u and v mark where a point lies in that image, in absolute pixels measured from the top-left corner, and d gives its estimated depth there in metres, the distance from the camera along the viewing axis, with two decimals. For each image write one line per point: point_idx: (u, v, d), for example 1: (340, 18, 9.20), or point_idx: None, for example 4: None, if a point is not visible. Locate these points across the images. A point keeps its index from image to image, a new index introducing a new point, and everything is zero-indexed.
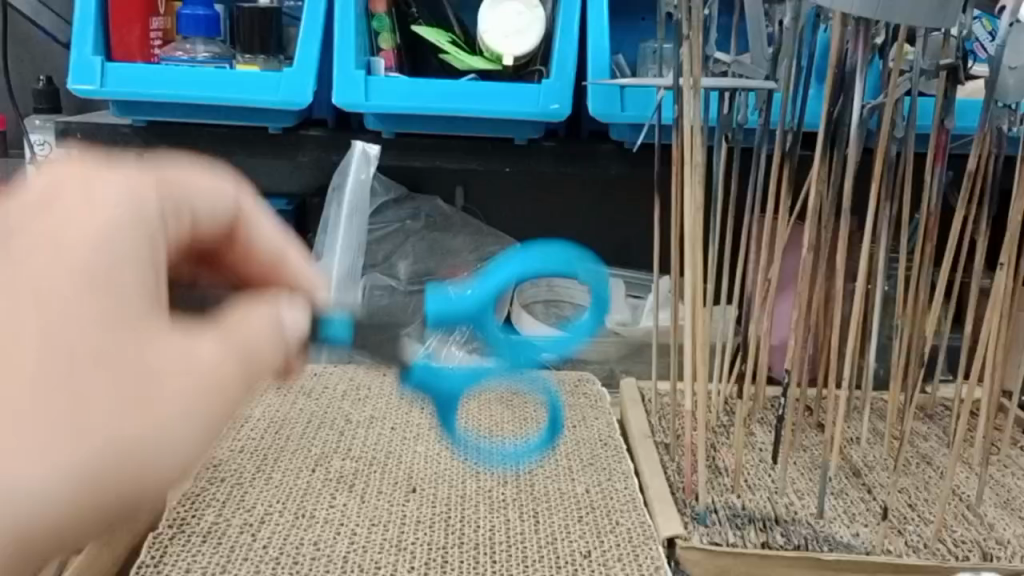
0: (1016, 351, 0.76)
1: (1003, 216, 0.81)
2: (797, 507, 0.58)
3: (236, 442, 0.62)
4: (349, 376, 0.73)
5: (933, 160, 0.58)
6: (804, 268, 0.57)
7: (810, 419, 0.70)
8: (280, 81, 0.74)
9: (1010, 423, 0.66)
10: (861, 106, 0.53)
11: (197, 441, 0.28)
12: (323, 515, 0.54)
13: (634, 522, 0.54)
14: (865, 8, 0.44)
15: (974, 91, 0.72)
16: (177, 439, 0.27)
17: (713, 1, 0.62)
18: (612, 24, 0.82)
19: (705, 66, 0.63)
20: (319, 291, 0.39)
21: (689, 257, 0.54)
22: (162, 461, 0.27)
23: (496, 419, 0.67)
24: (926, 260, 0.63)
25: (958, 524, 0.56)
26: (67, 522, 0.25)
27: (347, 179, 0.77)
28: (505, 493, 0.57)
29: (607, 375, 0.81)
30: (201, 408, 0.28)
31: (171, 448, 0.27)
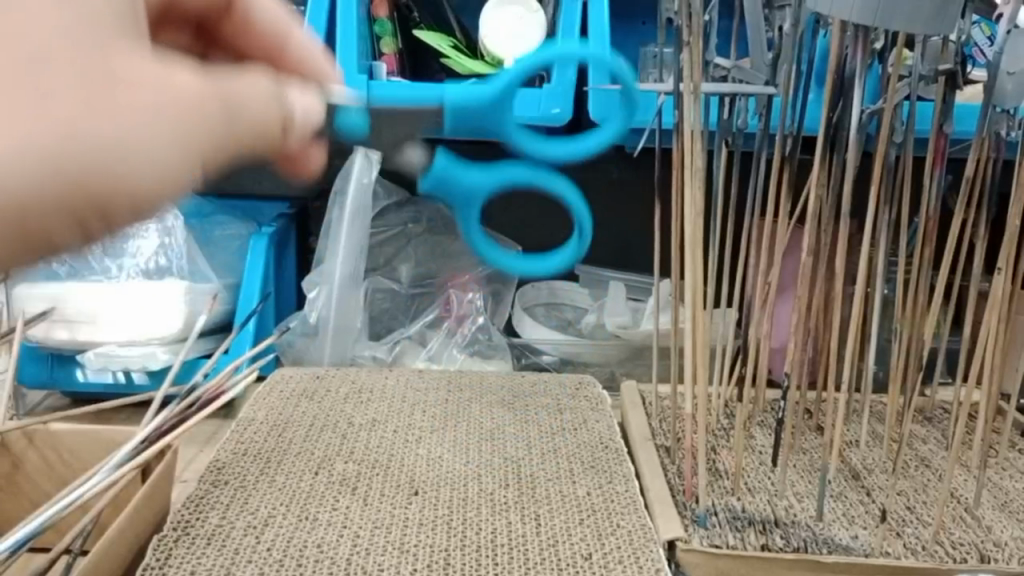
0: (1015, 354, 0.76)
1: (1002, 219, 0.81)
2: (797, 510, 0.58)
3: (239, 445, 0.62)
4: (351, 379, 0.74)
5: (932, 164, 0.58)
6: (803, 272, 0.57)
7: (810, 422, 0.71)
8: None
9: (1008, 426, 0.66)
10: (860, 112, 0.53)
11: (174, 165, 0.26)
12: (326, 518, 0.54)
13: (635, 525, 0.54)
14: (863, 16, 0.44)
15: (973, 95, 0.73)
16: (150, 154, 0.26)
17: (713, 7, 0.62)
18: (613, 28, 0.82)
19: (706, 71, 0.64)
20: (325, 74, 0.42)
21: (689, 260, 0.54)
22: (139, 176, 0.26)
23: (497, 421, 0.68)
24: (924, 263, 0.63)
25: (956, 526, 0.57)
26: (44, 219, 0.24)
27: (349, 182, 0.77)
28: (507, 495, 0.58)
29: (608, 378, 0.82)
30: (183, 142, 0.27)
31: (150, 161, 0.26)
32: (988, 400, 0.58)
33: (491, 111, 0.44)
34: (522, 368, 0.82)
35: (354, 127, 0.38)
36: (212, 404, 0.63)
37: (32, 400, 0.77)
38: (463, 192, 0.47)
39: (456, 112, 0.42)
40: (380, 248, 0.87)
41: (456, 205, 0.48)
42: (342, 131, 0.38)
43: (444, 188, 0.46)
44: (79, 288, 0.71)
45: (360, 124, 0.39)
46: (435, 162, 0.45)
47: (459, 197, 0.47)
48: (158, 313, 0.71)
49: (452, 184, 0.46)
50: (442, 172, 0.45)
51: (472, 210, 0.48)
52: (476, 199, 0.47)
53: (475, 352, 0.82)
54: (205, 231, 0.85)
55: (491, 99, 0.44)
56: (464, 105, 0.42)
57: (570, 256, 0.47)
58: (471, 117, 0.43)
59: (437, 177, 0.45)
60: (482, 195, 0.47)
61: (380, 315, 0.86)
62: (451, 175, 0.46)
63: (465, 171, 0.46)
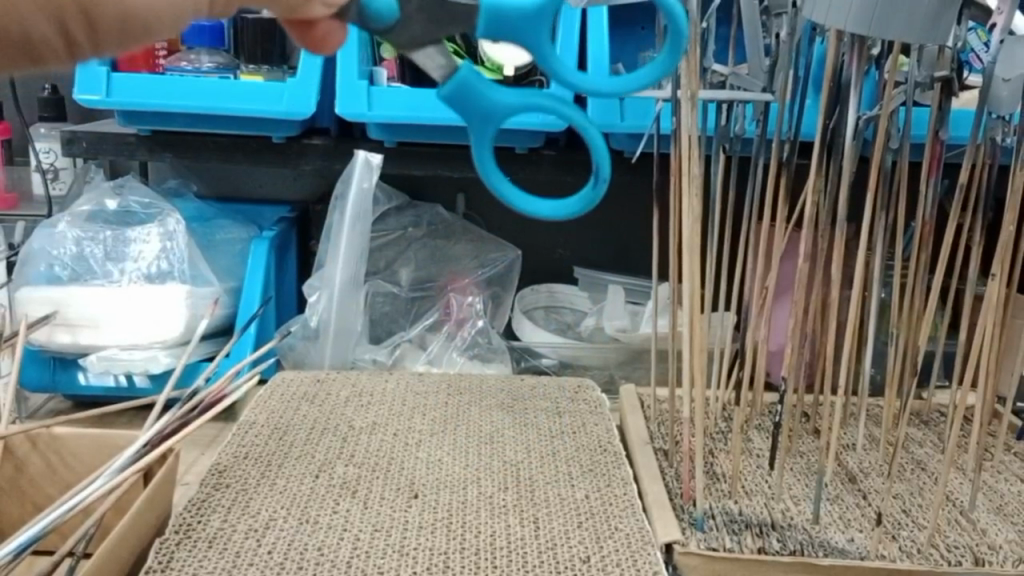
0: (1010, 357, 0.77)
1: (998, 223, 0.82)
2: (793, 513, 0.59)
3: (240, 448, 0.63)
4: (352, 383, 0.74)
5: (928, 170, 0.58)
6: (800, 278, 0.58)
7: (808, 425, 0.72)
8: (283, 91, 0.75)
9: (1003, 429, 0.67)
10: (856, 119, 0.54)
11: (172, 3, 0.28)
12: (326, 521, 0.55)
13: (633, 528, 0.54)
14: (859, 25, 0.44)
15: (970, 100, 0.73)
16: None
17: (711, 14, 0.63)
18: (612, 33, 0.82)
19: (704, 78, 0.64)
20: None
21: (687, 266, 0.55)
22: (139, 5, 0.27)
23: (497, 424, 0.68)
24: (920, 267, 0.64)
25: (952, 529, 0.57)
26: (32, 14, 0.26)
27: (350, 186, 0.78)
28: (505, 499, 0.58)
29: (607, 381, 0.82)
30: None
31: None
32: (984, 404, 0.58)
33: (531, 24, 0.38)
34: (521, 371, 0.83)
35: (376, 10, 0.35)
36: (212, 408, 0.63)
37: (33, 403, 0.78)
38: (483, 109, 0.39)
39: (490, 20, 0.37)
40: (381, 251, 0.87)
41: (470, 119, 0.39)
42: (363, 10, 0.35)
43: (461, 100, 0.39)
44: (81, 291, 0.71)
45: (386, 9, 0.36)
46: (457, 69, 0.38)
47: (477, 115, 0.39)
48: (159, 317, 0.72)
49: (470, 99, 0.39)
50: (462, 84, 0.39)
51: (489, 128, 0.40)
52: (496, 121, 0.40)
53: (475, 355, 0.83)
54: (206, 235, 0.84)
55: (534, 10, 0.37)
56: (501, 13, 0.37)
57: (581, 201, 0.38)
58: (506, 32, 0.38)
59: (456, 87, 0.39)
60: (503, 117, 0.40)
61: (381, 317, 0.86)
62: (472, 88, 0.39)
63: (489, 86, 0.39)
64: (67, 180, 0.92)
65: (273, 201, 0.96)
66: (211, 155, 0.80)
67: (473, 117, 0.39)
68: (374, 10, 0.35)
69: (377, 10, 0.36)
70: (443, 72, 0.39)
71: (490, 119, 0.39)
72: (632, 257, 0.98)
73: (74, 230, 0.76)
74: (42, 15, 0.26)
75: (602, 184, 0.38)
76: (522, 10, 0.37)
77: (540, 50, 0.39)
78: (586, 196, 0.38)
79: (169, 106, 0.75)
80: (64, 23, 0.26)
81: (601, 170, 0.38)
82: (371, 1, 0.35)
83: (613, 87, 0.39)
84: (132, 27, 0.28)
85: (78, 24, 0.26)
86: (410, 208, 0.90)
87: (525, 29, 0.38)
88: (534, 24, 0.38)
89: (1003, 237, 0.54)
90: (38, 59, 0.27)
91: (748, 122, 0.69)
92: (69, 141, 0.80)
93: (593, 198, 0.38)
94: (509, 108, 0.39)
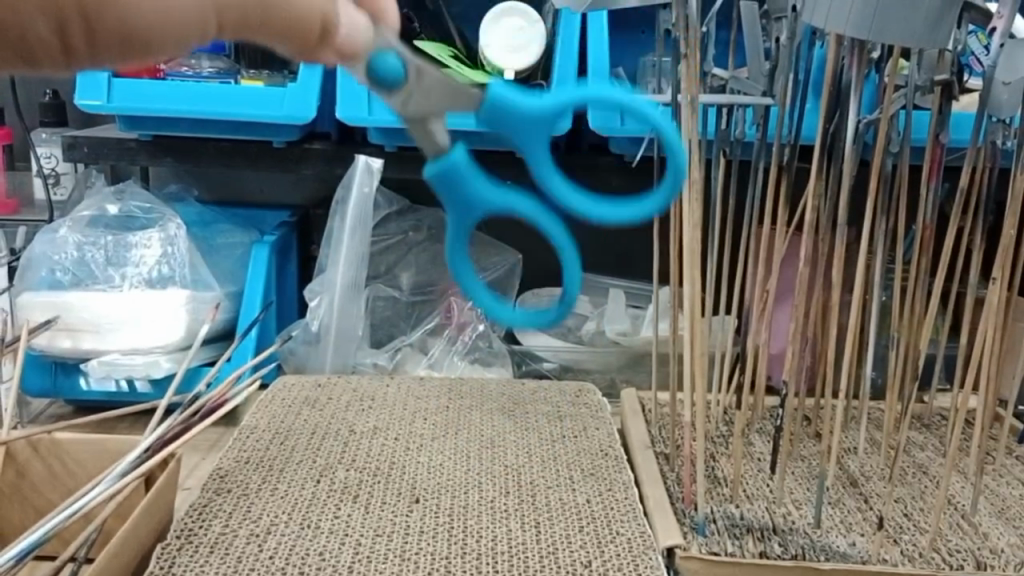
0: (1011, 360, 0.77)
1: (999, 226, 0.82)
2: (795, 517, 0.59)
3: (242, 453, 0.63)
4: (352, 387, 0.74)
5: (929, 173, 0.58)
6: (801, 281, 0.58)
7: (808, 429, 0.72)
8: (283, 96, 0.75)
9: (1004, 432, 0.67)
10: (856, 122, 0.54)
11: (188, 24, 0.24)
12: (328, 526, 0.55)
13: (635, 532, 0.54)
14: (858, 30, 0.44)
15: (970, 104, 0.73)
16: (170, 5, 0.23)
17: (711, 19, 0.63)
18: (613, 38, 0.83)
19: (704, 82, 0.64)
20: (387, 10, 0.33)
21: (688, 270, 0.54)
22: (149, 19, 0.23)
23: (499, 429, 0.68)
24: (921, 270, 0.63)
25: (954, 533, 0.57)
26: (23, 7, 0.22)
27: (351, 191, 0.78)
28: (507, 503, 0.58)
29: (608, 385, 0.83)
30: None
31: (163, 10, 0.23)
32: (985, 407, 0.58)
33: (530, 126, 0.38)
34: (522, 375, 0.84)
35: (386, 76, 0.33)
36: (213, 413, 0.63)
37: (35, 409, 0.78)
38: (463, 198, 0.38)
39: (492, 111, 0.38)
40: (381, 255, 0.88)
41: (447, 202, 0.39)
42: (373, 76, 0.32)
43: (443, 184, 0.38)
44: (83, 297, 0.71)
45: (396, 75, 0.33)
46: (450, 149, 0.37)
47: (456, 202, 0.38)
48: (161, 322, 0.72)
49: (454, 184, 0.38)
50: (450, 167, 0.37)
51: (464, 216, 0.39)
52: (472, 212, 0.39)
53: (476, 359, 0.83)
54: (207, 240, 0.84)
55: (537, 111, 0.38)
56: (503, 108, 0.38)
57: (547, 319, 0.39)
58: (504, 127, 0.39)
59: (443, 168, 0.37)
60: (481, 210, 0.39)
61: (382, 322, 0.86)
62: (457, 175, 0.37)
63: (476, 175, 0.38)
64: (69, 185, 0.92)
65: (274, 205, 0.96)
66: (212, 160, 0.80)
67: (451, 203, 0.38)
68: (386, 76, 0.33)
69: (386, 74, 0.33)
70: (432, 147, 0.37)
71: (469, 209, 0.39)
72: (633, 260, 0.99)
73: (75, 235, 0.76)
74: (39, 13, 0.22)
75: (568, 305, 0.39)
76: (527, 109, 0.38)
77: (533, 153, 0.39)
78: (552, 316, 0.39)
79: (169, 111, 0.75)
80: (62, 24, 0.22)
81: (571, 291, 0.39)
82: (380, 66, 0.32)
83: (601, 212, 0.38)
84: (137, 42, 0.23)
85: (77, 28, 0.23)
86: (410, 212, 0.91)
87: (525, 127, 0.38)
88: (534, 126, 0.38)
89: (1004, 241, 0.54)
90: (29, 58, 0.23)
91: (748, 126, 0.70)
92: (70, 146, 0.80)
93: (556, 316, 0.39)
94: (490, 203, 0.39)
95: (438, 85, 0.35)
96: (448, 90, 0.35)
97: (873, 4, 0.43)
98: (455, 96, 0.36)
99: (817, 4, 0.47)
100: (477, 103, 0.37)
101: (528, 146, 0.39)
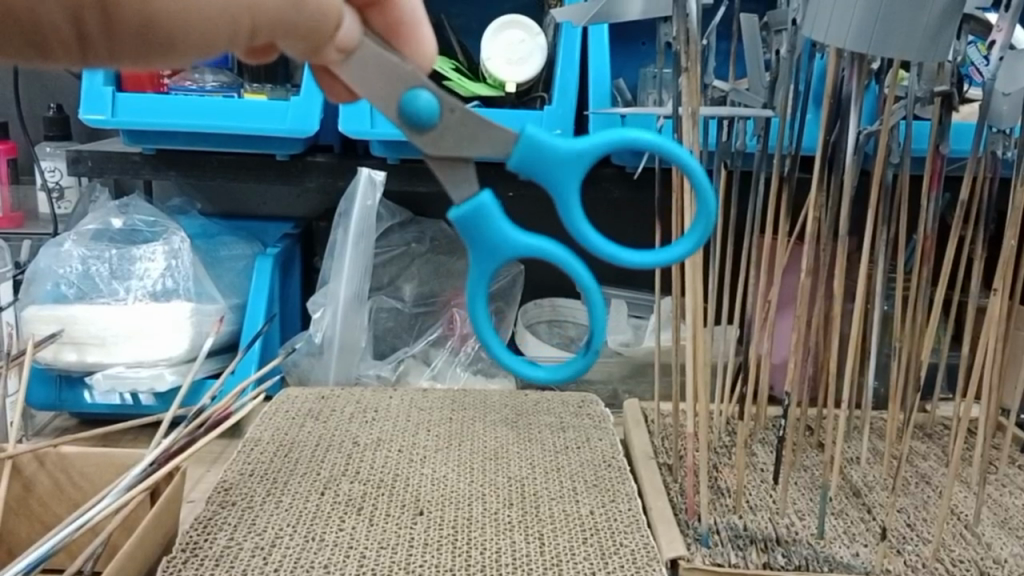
0: (1013, 370, 0.77)
1: (999, 236, 0.82)
2: (798, 528, 0.59)
3: (247, 466, 0.63)
4: (356, 399, 0.75)
5: (930, 184, 0.58)
6: (803, 292, 0.58)
7: (811, 439, 0.72)
8: (287, 109, 0.75)
9: (1006, 442, 0.67)
10: (858, 134, 0.54)
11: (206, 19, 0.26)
12: (333, 539, 0.55)
13: (638, 544, 0.54)
14: (858, 43, 0.45)
15: (969, 114, 0.74)
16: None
17: (711, 30, 0.63)
18: (613, 50, 0.83)
19: (705, 94, 0.65)
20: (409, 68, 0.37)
21: (690, 282, 0.55)
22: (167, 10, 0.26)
23: (502, 440, 0.68)
24: (923, 281, 0.64)
25: (956, 543, 0.57)
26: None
27: (353, 204, 0.78)
28: (511, 515, 0.58)
29: (610, 395, 0.83)
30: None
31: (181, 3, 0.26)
32: (988, 417, 0.58)
33: (561, 169, 0.40)
34: (525, 387, 0.83)
35: (415, 109, 0.38)
36: (218, 427, 0.64)
37: (40, 421, 0.78)
38: (489, 240, 0.40)
39: (523, 155, 0.39)
40: (384, 267, 0.88)
41: (474, 246, 0.40)
42: (404, 109, 0.38)
43: (468, 227, 0.40)
44: (88, 309, 0.72)
45: (423, 109, 0.38)
46: (479, 193, 0.40)
47: (481, 244, 0.40)
48: (166, 333, 0.72)
49: (480, 227, 0.40)
50: (477, 208, 0.40)
51: (490, 260, 0.41)
52: (497, 256, 0.41)
53: (479, 369, 0.83)
54: (210, 252, 0.85)
55: (568, 155, 0.40)
56: (536, 151, 0.39)
57: (573, 368, 0.39)
58: (534, 171, 0.40)
59: (471, 208, 0.40)
60: (506, 254, 0.41)
61: (384, 333, 0.86)
62: (484, 216, 0.40)
63: (503, 219, 0.40)
64: (73, 199, 0.93)
65: (276, 217, 0.97)
66: (216, 173, 0.81)
67: (477, 245, 0.40)
68: (414, 109, 0.38)
69: (416, 109, 0.38)
70: (459, 191, 0.40)
71: (495, 252, 0.40)
72: (634, 272, 0.99)
73: (80, 249, 0.77)
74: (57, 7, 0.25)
75: (591, 356, 0.39)
76: (557, 153, 0.40)
77: (563, 196, 0.40)
78: (577, 365, 0.39)
79: (172, 124, 0.75)
80: (79, 18, 0.25)
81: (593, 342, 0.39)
82: (409, 99, 0.37)
83: (629, 257, 0.39)
84: (153, 33, 0.26)
85: (94, 21, 0.25)
86: (413, 224, 0.91)
87: (555, 170, 0.40)
88: (565, 169, 0.40)
89: (1005, 251, 0.54)
90: (43, 46, 0.26)
91: (749, 137, 0.70)
92: (74, 160, 0.81)
93: (583, 365, 0.39)
94: (517, 247, 0.40)
95: (468, 129, 0.39)
96: (477, 134, 0.39)
97: (872, 20, 0.44)
98: (485, 141, 0.39)
99: (817, 17, 0.47)
100: (510, 146, 0.39)
101: (558, 189, 0.40)
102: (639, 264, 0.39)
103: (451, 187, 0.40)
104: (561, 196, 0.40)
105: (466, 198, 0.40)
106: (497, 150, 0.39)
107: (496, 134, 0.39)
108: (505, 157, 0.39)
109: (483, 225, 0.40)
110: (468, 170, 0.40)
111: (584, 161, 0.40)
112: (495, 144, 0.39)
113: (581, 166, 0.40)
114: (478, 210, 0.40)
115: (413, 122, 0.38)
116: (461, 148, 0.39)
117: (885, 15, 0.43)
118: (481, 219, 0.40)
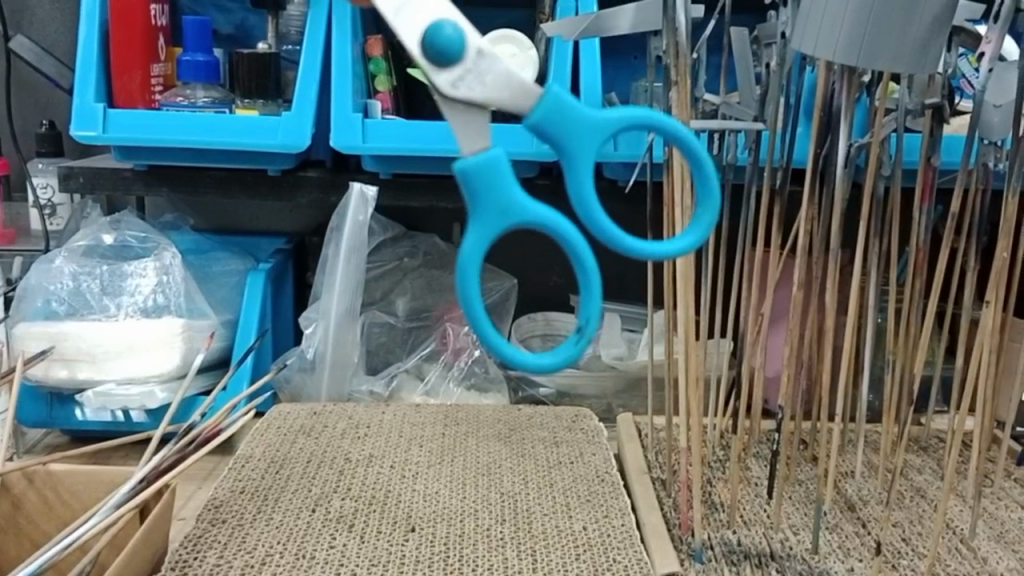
0: (1007, 380, 0.77)
1: (992, 247, 0.82)
2: (792, 543, 0.58)
3: (238, 482, 0.63)
4: (348, 415, 0.74)
5: (920, 197, 0.58)
6: (794, 308, 0.57)
7: (805, 452, 0.72)
8: (278, 124, 0.75)
9: (1001, 455, 0.66)
10: (847, 145, 0.53)
11: None
12: (323, 557, 0.54)
13: (632, 559, 0.54)
14: (848, 55, 0.44)
15: (961, 126, 0.74)
16: None
17: (701, 44, 0.63)
18: (605, 63, 0.84)
19: (695, 108, 0.65)
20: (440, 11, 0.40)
21: (681, 297, 0.54)
22: None
23: (495, 455, 0.68)
24: (915, 294, 0.63)
25: (952, 558, 0.57)
26: None
27: (346, 218, 0.78)
28: (503, 531, 0.58)
29: (604, 411, 0.83)
30: None
31: None
32: (982, 429, 0.57)
33: (579, 137, 0.41)
34: (519, 401, 0.84)
35: (440, 41, 0.39)
36: (207, 443, 0.61)
37: (32, 438, 0.78)
38: (492, 203, 0.40)
39: (546, 115, 0.41)
40: (377, 282, 0.88)
41: (478, 201, 0.40)
42: (431, 39, 0.40)
43: (473, 186, 0.40)
44: (79, 327, 0.71)
45: (446, 44, 0.39)
46: (492, 147, 0.40)
47: (483, 207, 0.40)
48: (158, 350, 0.72)
49: (486, 184, 0.40)
50: (489, 163, 0.40)
51: (493, 221, 0.40)
52: (497, 223, 0.40)
53: (472, 385, 0.83)
54: (203, 267, 0.85)
55: (593, 122, 0.41)
56: (558, 113, 0.41)
57: (562, 357, 0.40)
58: (552, 135, 0.41)
59: (480, 164, 0.40)
60: (507, 221, 0.41)
61: (377, 348, 0.86)
62: (495, 173, 0.40)
63: (512, 180, 0.40)
64: (65, 216, 0.94)
65: (269, 233, 0.97)
66: (208, 188, 0.81)
67: (480, 204, 0.40)
68: (441, 42, 0.39)
69: (443, 42, 0.39)
70: (472, 146, 0.41)
71: (499, 214, 0.40)
72: (627, 284, 0.99)
73: (71, 265, 0.76)
74: None
75: (582, 342, 0.41)
76: (582, 119, 0.41)
77: (577, 164, 0.41)
78: (568, 352, 0.41)
79: (164, 139, 0.75)
80: None
81: (587, 327, 0.41)
82: (435, 30, 0.40)
83: (628, 240, 0.41)
84: None
85: None
86: (405, 238, 0.91)
87: (574, 135, 0.41)
88: (587, 135, 0.41)
89: (996, 263, 0.53)
90: None
91: (739, 149, 0.70)
92: (67, 176, 0.80)
93: (573, 354, 0.41)
94: (522, 212, 0.41)
95: (489, 74, 0.40)
96: (497, 80, 0.40)
97: (860, 34, 0.43)
98: (504, 91, 0.40)
99: (806, 28, 0.46)
100: (533, 100, 0.40)
101: (573, 155, 0.41)
102: (641, 253, 0.40)
103: (460, 128, 0.41)
104: (573, 168, 0.41)
105: (477, 155, 0.40)
106: (519, 103, 0.40)
107: (518, 85, 0.40)
108: (527, 113, 0.41)
109: (489, 188, 0.40)
110: (481, 121, 0.41)
111: (602, 134, 0.41)
112: (510, 96, 0.40)
113: (597, 141, 0.42)
114: (489, 170, 0.40)
115: (435, 49, 0.40)
116: (478, 93, 0.40)
117: (875, 26, 0.43)
118: (486, 181, 0.40)
